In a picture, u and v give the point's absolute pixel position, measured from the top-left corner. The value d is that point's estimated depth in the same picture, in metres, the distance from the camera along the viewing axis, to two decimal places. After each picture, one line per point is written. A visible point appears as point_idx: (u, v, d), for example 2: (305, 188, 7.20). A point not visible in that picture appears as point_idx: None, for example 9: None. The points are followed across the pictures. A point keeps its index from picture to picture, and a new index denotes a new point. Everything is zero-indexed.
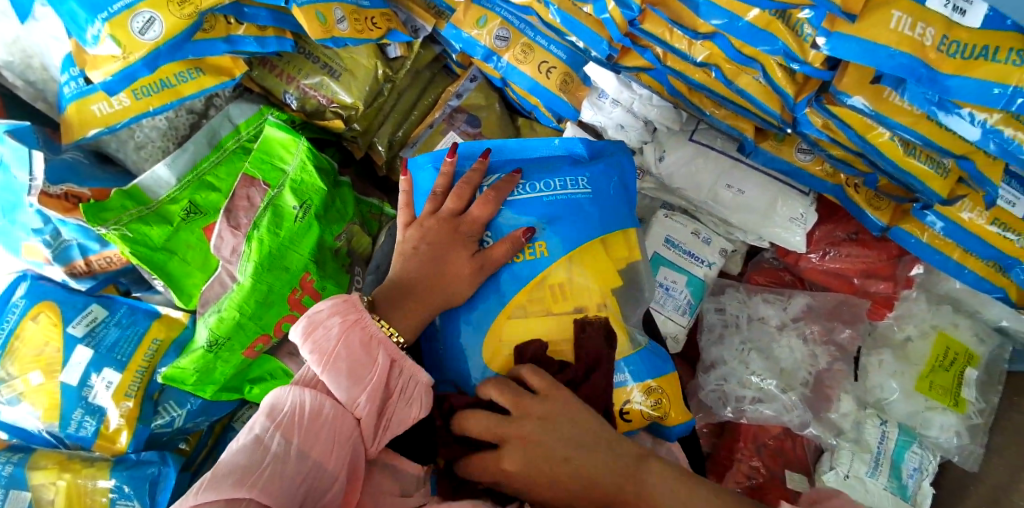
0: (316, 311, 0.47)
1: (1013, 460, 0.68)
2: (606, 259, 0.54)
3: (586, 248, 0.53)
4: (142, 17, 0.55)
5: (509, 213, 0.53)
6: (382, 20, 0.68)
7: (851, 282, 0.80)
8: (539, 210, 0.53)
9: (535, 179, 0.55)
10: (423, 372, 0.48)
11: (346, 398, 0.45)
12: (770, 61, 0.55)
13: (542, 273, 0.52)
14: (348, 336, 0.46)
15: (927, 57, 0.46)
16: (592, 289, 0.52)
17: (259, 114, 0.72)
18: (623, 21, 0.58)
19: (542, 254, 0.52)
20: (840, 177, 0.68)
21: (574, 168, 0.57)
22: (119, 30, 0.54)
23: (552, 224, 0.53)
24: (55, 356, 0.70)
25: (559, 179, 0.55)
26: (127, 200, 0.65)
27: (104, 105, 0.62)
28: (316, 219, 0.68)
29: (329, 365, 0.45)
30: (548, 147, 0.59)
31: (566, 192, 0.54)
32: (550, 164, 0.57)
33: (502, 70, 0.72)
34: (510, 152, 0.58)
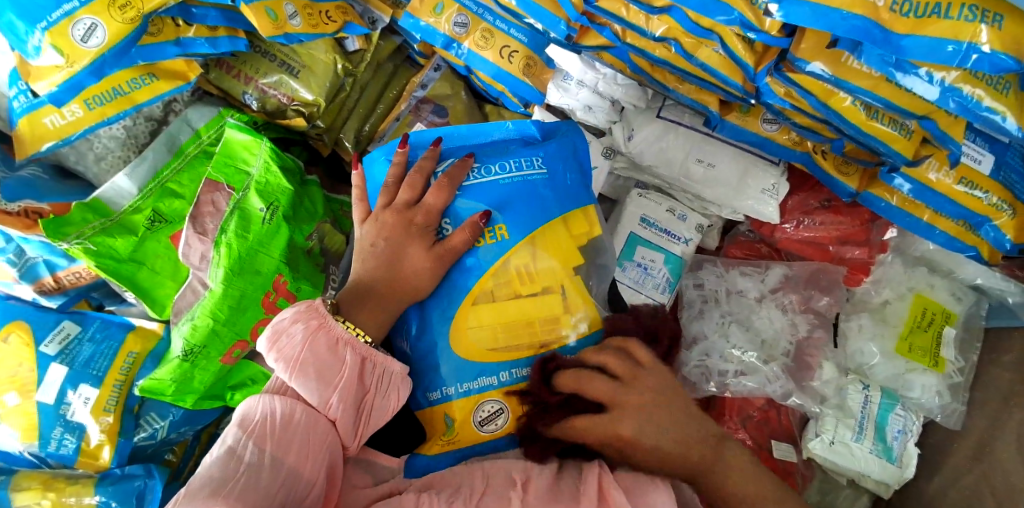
0: (280, 319, 0.47)
1: (994, 414, 0.69)
2: (566, 238, 0.54)
3: (547, 229, 0.53)
4: (82, 24, 0.53)
5: (465, 199, 0.52)
6: (337, 13, 0.67)
7: (826, 250, 0.80)
8: (495, 194, 0.52)
9: (489, 162, 0.54)
10: (396, 367, 0.48)
11: (318, 401, 0.44)
12: (727, 31, 0.55)
13: (505, 257, 0.51)
14: (314, 341, 0.45)
15: (880, 17, 0.46)
16: (556, 270, 0.52)
17: (219, 116, 0.71)
18: (578, 1, 0.58)
19: (503, 238, 0.52)
20: (807, 144, 0.68)
21: (529, 149, 0.56)
22: (60, 38, 0.53)
23: (510, 206, 0.52)
24: (29, 375, 0.68)
25: (513, 160, 0.54)
26: (88, 212, 0.64)
27: (56, 117, 0.61)
28: (284, 220, 0.67)
29: (297, 370, 0.44)
30: (502, 132, 0.58)
31: (521, 174, 0.53)
32: (505, 147, 0.56)
33: (464, 57, 0.71)
34: (461, 138, 0.57)
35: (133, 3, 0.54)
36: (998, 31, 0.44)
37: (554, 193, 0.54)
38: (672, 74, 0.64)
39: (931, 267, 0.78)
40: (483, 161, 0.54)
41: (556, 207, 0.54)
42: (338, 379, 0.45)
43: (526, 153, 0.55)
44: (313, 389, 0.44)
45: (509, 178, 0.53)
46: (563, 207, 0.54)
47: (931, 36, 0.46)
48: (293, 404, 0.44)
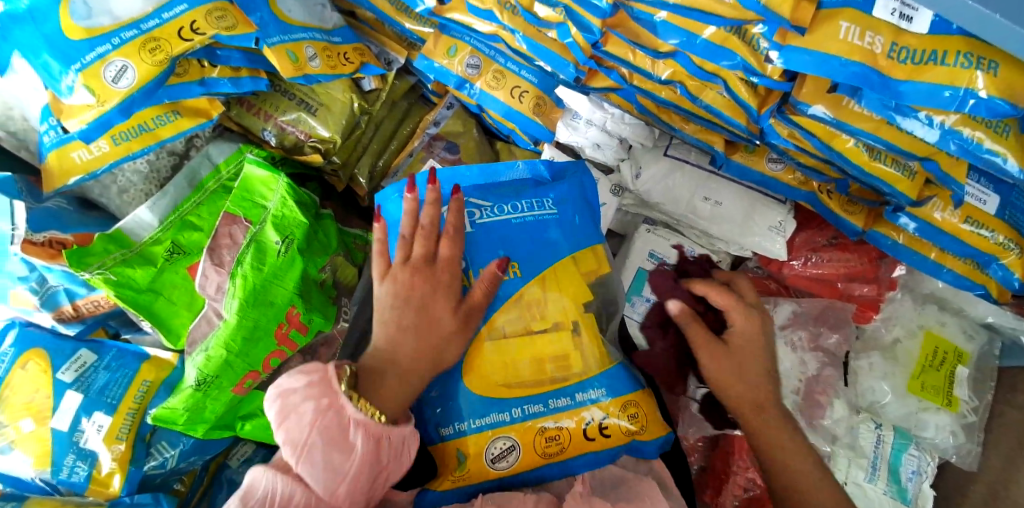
0: (292, 392, 0.46)
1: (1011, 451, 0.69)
2: (575, 275, 0.55)
3: (558, 268, 0.54)
4: (114, 65, 0.56)
5: (477, 239, 0.54)
6: (355, 55, 0.70)
7: (835, 287, 0.79)
8: (508, 234, 0.54)
9: (501, 203, 0.56)
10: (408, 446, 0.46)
11: (322, 486, 0.43)
12: (731, 75, 0.56)
13: (518, 293, 0.53)
14: (319, 414, 0.44)
15: (877, 64, 0.48)
16: (565, 307, 0.53)
17: (239, 152, 0.73)
18: (586, 44, 0.60)
19: (516, 276, 0.53)
20: (812, 184, 0.69)
21: (539, 190, 0.57)
22: (93, 80, 0.56)
23: (523, 245, 0.54)
24: (45, 403, 0.70)
25: (525, 201, 0.56)
26: (110, 244, 0.66)
27: (83, 152, 0.63)
28: (299, 253, 0.68)
29: (304, 453, 0.43)
30: (512, 172, 0.60)
31: (533, 215, 0.55)
32: (515, 187, 0.58)
33: (476, 97, 0.73)
34: (472, 179, 0.58)
35: (162, 46, 0.57)
36: (994, 78, 0.45)
37: (560, 233, 0.55)
38: (680, 116, 0.66)
39: (941, 305, 0.78)
40: (494, 201, 0.56)
41: (566, 244, 0.55)
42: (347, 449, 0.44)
43: (537, 193, 0.57)
44: (323, 463, 0.43)
45: (520, 218, 0.55)
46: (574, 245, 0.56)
47: (928, 82, 0.48)
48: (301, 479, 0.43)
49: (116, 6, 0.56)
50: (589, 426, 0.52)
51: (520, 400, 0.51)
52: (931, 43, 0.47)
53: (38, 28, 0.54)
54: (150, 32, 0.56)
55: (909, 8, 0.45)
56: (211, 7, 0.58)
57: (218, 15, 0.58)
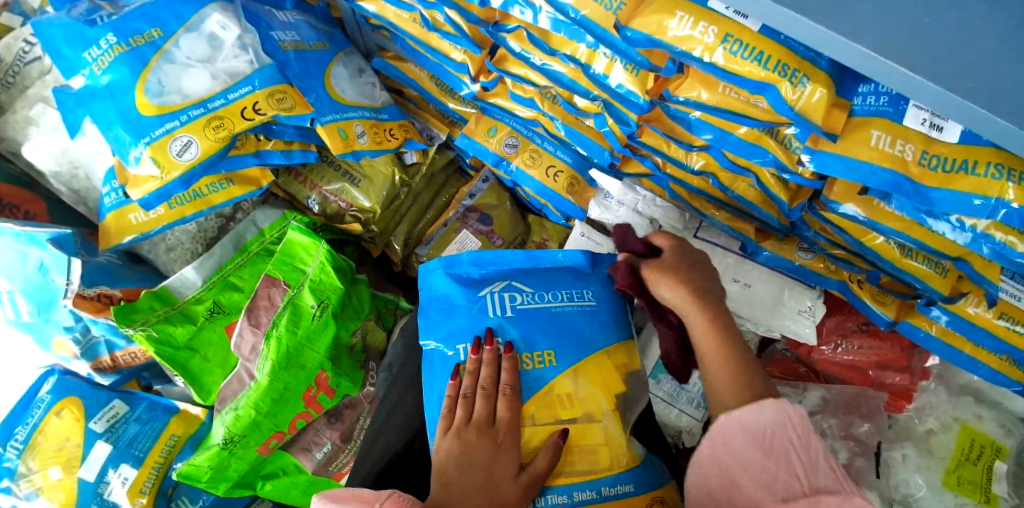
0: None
1: None
2: (610, 367, 0.57)
3: (591, 361, 0.56)
4: (180, 140, 0.59)
5: (513, 326, 0.56)
6: (399, 132, 0.74)
7: (866, 375, 0.80)
8: (546, 324, 0.57)
9: (542, 291, 0.59)
10: None
11: None
12: (762, 171, 0.58)
13: (549, 383, 0.54)
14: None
15: (909, 172, 0.48)
16: (594, 397, 0.54)
17: (283, 219, 0.76)
18: (622, 134, 0.63)
19: (550, 364, 0.55)
20: (842, 273, 0.70)
21: (578, 281, 0.60)
22: (159, 152, 0.59)
23: (558, 335, 0.57)
24: (74, 451, 0.71)
25: (565, 291, 0.59)
26: (155, 301, 0.68)
27: (139, 214, 0.67)
28: (333, 317, 0.70)
29: None
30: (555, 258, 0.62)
31: (571, 305, 0.58)
32: (556, 275, 0.61)
33: (512, 174, 0.76)
34: (515, 264, 0.61)
35: (225, 125, 0.61)
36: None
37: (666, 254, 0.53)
38: (706, 201, 0.68)
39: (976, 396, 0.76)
40: (535, 289, 0.59)
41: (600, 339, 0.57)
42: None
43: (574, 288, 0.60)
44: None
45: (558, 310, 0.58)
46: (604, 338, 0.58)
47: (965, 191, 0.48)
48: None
49: (187, 86, 0.60)
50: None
51: (548, 486, 0.51)
52: (955, 153, 0.48)
53: (115, 103, 0.58)
54: (215, 111, 0.60)
55: (939, 118, 0.47)
56: (273, 89, 0.63)
57: (279, 97, 0.63)
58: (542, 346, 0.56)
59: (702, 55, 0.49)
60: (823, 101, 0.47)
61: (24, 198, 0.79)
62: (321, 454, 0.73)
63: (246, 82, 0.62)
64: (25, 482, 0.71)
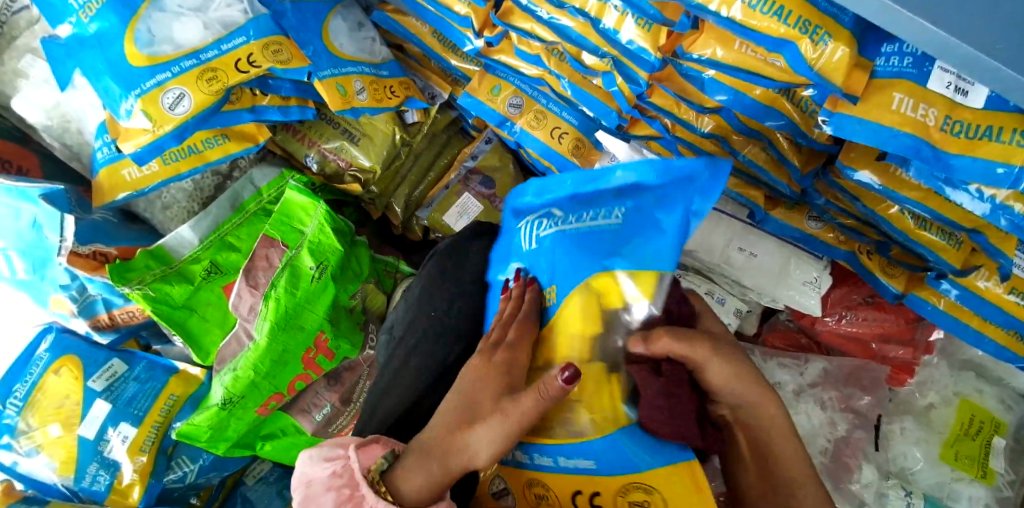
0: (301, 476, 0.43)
1: None
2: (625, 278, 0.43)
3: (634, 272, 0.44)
4: (172, 93, 0.57)
5: (540, 257, 0.49)
6: (401, 89, 0.72)
7: (868, 347, 0.78)
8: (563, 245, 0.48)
9: (573, 214, 0.49)
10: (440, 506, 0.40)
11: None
12: (776, 135, 0.56)
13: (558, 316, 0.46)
14: (328, 481, 0.41)
15: (930, 138, 0.46)
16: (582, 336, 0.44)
17: (281, 177, 0.74)
18: (631, 95, 0.60)
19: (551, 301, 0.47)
20: (852, 243, 0.68)
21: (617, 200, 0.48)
22: (150, 105, 0.57)
23: (603, 266, 0.45)
24: (74, 409, 0.71)
25: (591, 211, 0.48)
26: (151, 260, 0.67)
27: (133, 170, 0.65)
28: (332, 279, 0.69)
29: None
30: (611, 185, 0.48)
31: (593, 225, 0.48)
32: (592, 195, 0.49)
33: (516, 135, 0.74)
34: (567, 190, 0.51)
35: (219, 77, 0.58)
36: None
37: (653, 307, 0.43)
38: (717, 166, 0.66)
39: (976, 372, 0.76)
40: (566, 214, 0.50)
41: (660, 266, 0.43)
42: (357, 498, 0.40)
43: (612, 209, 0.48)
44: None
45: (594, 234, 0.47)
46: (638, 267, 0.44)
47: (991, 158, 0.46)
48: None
49: (178, 36, 0.58)
50: (577, 493, 0.44)
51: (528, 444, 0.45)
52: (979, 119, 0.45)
53: (104, 53, 0.56)
54: (209, 62, 0.58)
55: (966, 81, 0.45)
56: (269, 39, 0.60)
57: (274, 48, 0.60)
58: (584, 278, 0.45)
59: (719, 9, 0.46)
60: (845, 60, 0.45)
61: (17, 153, 0.77)
62: (321, 415, 0.73)
63: (240, 32, 0.59)
64: (25, 438, 0.71)
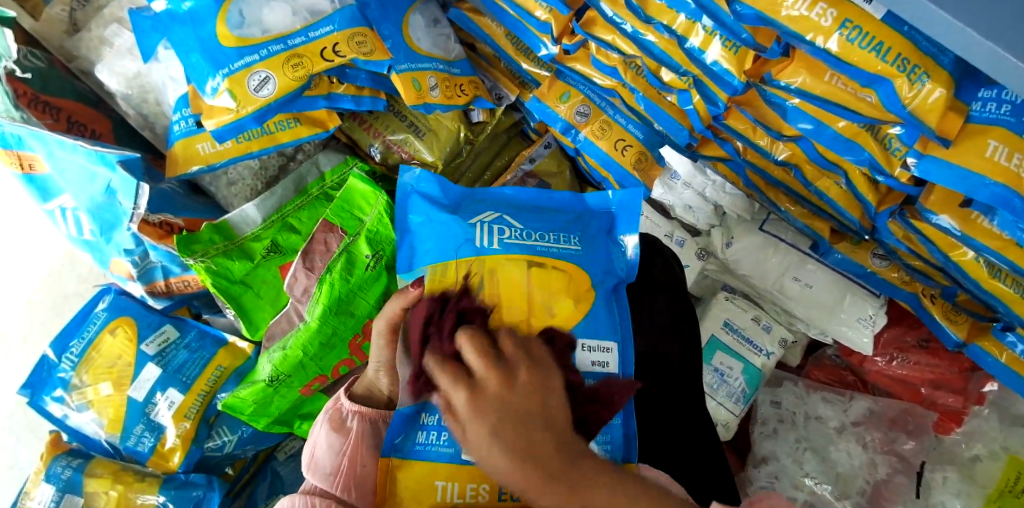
0: (312, 432, 0.53)
1: None
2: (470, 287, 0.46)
3: (442, 240, 0.49)
4: (258, 76, 0.58)
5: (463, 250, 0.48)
6: (470, 87, 0.72)
7: (917, 391, 0.76)
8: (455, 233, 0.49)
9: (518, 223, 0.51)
10: (342, 396, 0.52)
11: (338, 446, 0.50)
12: (854, 169, 0.55)
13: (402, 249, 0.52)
14: (326, 430, 0.51)
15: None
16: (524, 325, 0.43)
17: (345, 164, 0.75)
18: (707, 115, 0.60)
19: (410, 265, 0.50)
20: (915, 285, 0.67)
21: (565, 226, 0.53)
22: (236, 85, 0.57)
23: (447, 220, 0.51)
24: (126, 370, 0.74)
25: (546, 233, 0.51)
26: (216, 234, 0.69)
27: (208, 145, 0.67)
28: (386, 269, 0.68)
29: (326, 442, 0.50)
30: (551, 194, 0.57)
31: (552, 246, 0.50)
32: (521, 208, 0.54)
33: (579, 143, 0.75)
34: (516, 208, 0.54)
35: (304, 64, 0.59)
36: None
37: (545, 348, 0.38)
38: (787, 196, 0.65)
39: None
40: (524, 226, 0.51)
41: (445, 245, 0.49)
42: (348, 432, 0.50)
43: (446, 214, 0.52)
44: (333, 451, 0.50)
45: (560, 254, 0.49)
46: (419, 264, 0.49)
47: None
48: (330, 483, 0.48)
49: (267, 20, 0.59)
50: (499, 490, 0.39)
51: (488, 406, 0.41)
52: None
53: (196, 30, 0.57)
54: (295, 49, 0.59)
55: None
56: (353, 31, 0.61)
57: (358, 40, 0.61)
58: (433, 238, 0.50)
59: (814, 39, 0.46)
60: (941, 101, 0.43)
61: (93, 117, 0.81)
62: None
63: (327, 21, 0.60)
64: (77, 393, 0.74)
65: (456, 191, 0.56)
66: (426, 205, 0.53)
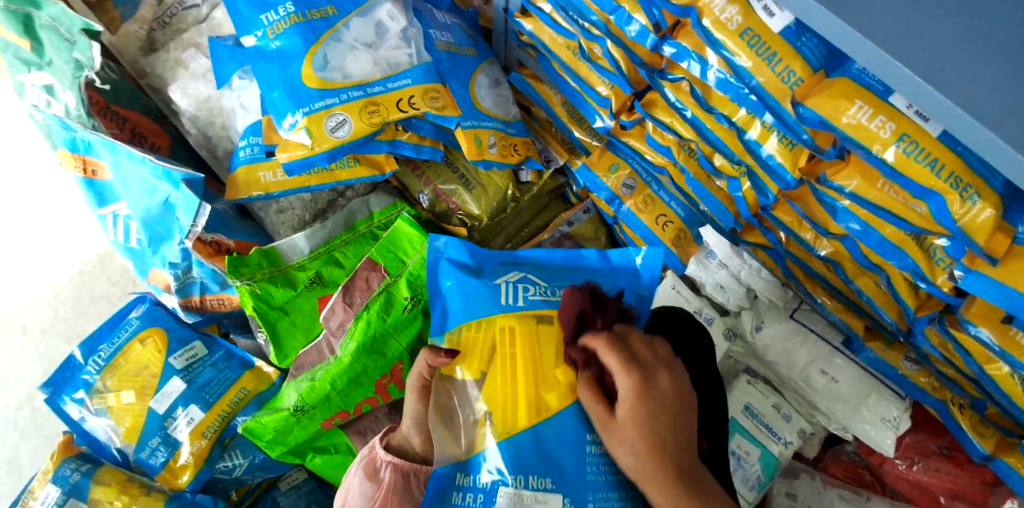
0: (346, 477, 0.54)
1: None
2: (492, 348, 0.47)
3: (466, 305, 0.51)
4: (335, 118, 0.61)
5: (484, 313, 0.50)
6: (523, 148, 0.76)
7: (936, 500, 0.75)
8: (477, 295, 0.51)
9: (541, 283, 0.52)
10: (376, 445, 0.53)
11: (368, 495, 0.50)
12: (897, 272, 0.58)
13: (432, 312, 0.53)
14: (360, 477, 0.52)
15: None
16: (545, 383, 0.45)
17: (394, 207, 0.77)
18: (755, 203, 0.63)
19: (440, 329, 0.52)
20: (944, 392, 0.67)
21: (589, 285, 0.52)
22: (314, 124, 0.60)
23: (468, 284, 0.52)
24: (150, 381, 0.74)
25: None
26: (264, 259, 0.71)
27: (270, 174, 0.69)
28: (422, 313, 0.70)
29: (355, 491, 0.51)
30: (574, 251, 0.57)
31: None
32: (545, 267, 0.55)
33: (621, 213, 0.77)
34: (542, 266, 0.55)
35: (382, 112, 0.62)
36: None
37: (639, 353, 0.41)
38: (824, 287, 0.67)
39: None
40: (550, 286, 0.52)
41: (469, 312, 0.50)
42: (380, 481, 0.51)
43: (472, 276, 0.53)
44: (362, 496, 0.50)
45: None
46: (447, 328, 0.51)
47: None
48: None
49: (349, 67, 0.63)
50: None
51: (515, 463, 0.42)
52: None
53: (282, 69, 0.61)
54: (373, 97, 0.62)
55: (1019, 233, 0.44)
56: (429, 87, 0.64)
57: (432, 95, 0.64)
58: (456, 303, 0.52)
59: (874, 148, 0.48)
60: (991, 221, 0.46)
61: (154, 131, 0.84)
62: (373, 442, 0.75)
63: (406, 75, 0.64)
64: (98, 398, 0.74)
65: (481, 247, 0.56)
66: (453, 265, 0.54)
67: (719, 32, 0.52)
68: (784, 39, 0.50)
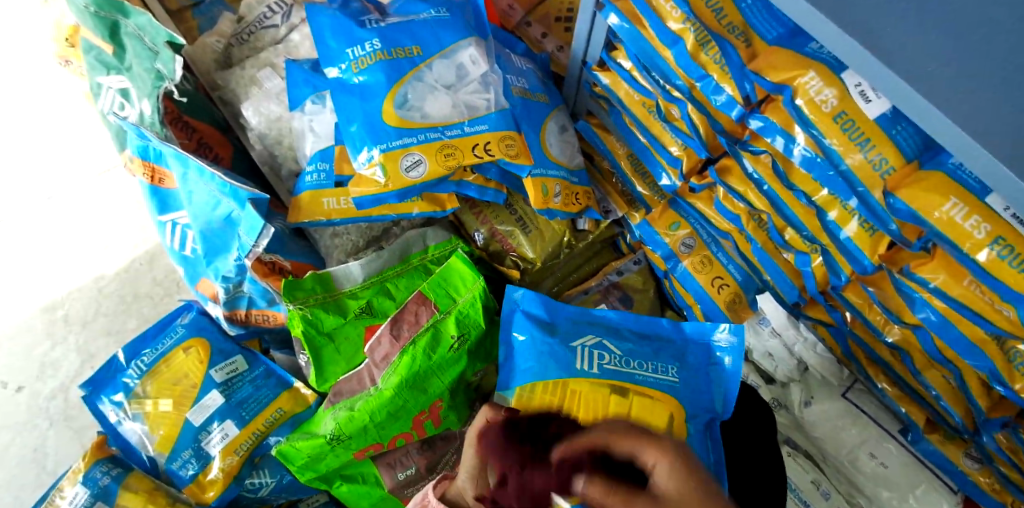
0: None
1: None
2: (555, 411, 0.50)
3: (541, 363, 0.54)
4: (411, 157, 0.61)
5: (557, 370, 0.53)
6: (585, 197, 0.75)
7: None
8: (547, 352, 0.55)
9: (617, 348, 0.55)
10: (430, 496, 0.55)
11: None
12: (970, 369, 0.56)
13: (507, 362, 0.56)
14: None
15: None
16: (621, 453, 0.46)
17: (450, 242, 0.77)
18: (824, 280, 0.62)
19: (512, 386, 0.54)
20: (1005, 495, 0.64)
21: (664, 356, 0.55)
22: (390, 162, 0.60)
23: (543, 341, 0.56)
24: (189, 391, 0.74)
25: (649, 362, 0.53)
26: (318, 284, 0.72)
27: (334, 201, 0.70)
28: (467, 354, 0.69)
29: None
30: (652, 318, 0.59)
31: (654, 375, 0.52)
32: (618, 331, 0.58)
33: (677, 271, 0.77)
34: (615, 328, 0.58)
35: (456, 155, 0.62)
36: None
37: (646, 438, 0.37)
38: (886, 370, 0.65)
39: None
40: (625, 353, 0.54)
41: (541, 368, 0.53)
42: None
43: (547, 334, 0.56)
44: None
45: (658, 384, 0.51)
46: (516, 383, 0.54)
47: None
48: None
49: (429, 107, 0.63)
50: None
51: None
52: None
53: (363, 104, 0.61)
54: (450, 140, 0.62)
55: None
56: (505, 134, 0.64)
57: (508, 143, 0.64)
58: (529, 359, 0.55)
59: (966, 248, 0.47)
60: None
61: (218, 141, 0.85)
62: (403, 475, 0.74)
63: (484, 120, 0.64)
64: (135, 402, 0.74)
65: (558, 307, 0.60)
66: (527, 322, 0.58)
67: (812, 113, 0.51)
68: (880, 127, 0.49)
